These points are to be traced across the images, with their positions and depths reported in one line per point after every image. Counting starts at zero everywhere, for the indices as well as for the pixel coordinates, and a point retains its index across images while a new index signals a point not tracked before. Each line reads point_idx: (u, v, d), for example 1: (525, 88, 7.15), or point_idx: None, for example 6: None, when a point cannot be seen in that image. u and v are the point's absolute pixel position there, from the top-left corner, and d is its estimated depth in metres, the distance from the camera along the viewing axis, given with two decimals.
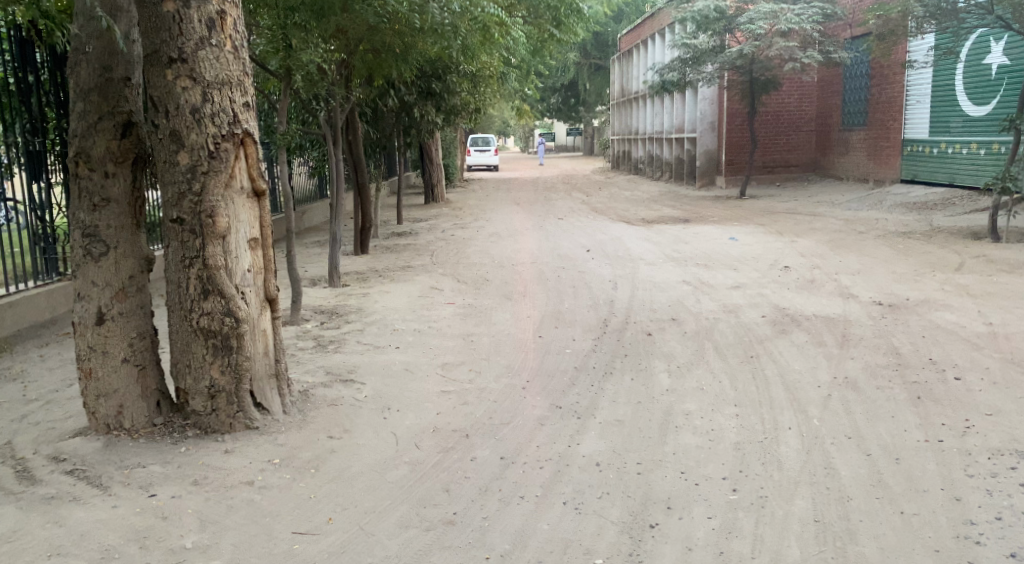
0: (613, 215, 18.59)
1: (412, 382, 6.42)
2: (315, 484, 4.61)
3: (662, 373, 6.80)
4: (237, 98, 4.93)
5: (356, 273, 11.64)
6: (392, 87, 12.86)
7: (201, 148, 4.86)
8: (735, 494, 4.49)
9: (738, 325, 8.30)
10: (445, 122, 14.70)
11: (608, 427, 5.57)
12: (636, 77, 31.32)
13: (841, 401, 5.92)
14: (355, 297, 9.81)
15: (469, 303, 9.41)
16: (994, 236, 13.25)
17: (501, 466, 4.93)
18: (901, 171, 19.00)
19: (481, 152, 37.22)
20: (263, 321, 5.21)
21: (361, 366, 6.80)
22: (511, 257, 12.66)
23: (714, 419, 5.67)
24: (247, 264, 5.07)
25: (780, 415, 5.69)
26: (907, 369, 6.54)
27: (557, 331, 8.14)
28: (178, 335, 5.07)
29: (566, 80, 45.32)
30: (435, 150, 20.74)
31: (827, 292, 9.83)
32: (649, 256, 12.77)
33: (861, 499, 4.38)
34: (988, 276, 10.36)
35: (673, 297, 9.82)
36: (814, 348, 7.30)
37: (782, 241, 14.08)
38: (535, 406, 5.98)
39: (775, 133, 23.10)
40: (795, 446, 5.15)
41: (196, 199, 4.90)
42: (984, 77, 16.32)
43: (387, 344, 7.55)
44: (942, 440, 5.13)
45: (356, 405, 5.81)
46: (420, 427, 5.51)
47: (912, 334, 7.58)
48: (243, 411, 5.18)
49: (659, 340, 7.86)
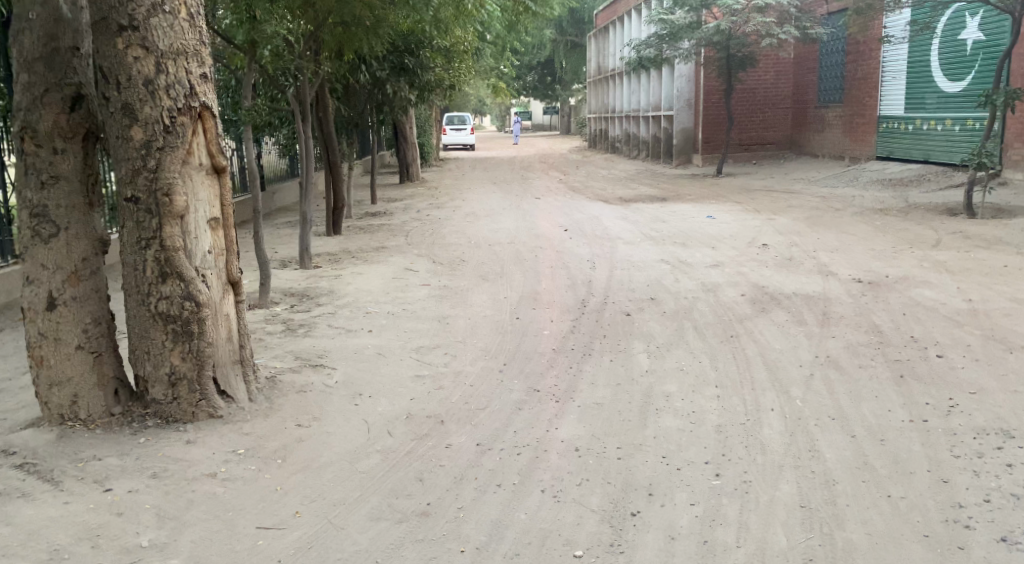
0: (590, 193, 18.43)
1: (385, 366, 6.22)
2: (283, 475, 4.42)
3: (641, 354, 6.65)
4: (193, 69, 4.68)
5: (328, 254, 11.41)
6: (363, 62, 12.57)
7: (156, 123, 4.61)
8: (718, 479, 4.35)
9: (718, 304, 8.18)
10: (419, 99, 14.43)
11: (587, 411, 5.42)
12: (612, 54, 31.09)
13: (824, 381, 5.79)
14: (327, 279, 9.57)
15: (444, 285, 9.20)
16: (969, 212, 13.23)
17: (477, 454, 4.76)
18: (877, 148, 18.97)
19: (458, 130, 36.93)
20: (226, 305, 5.01)
21: (332, 350, 6.59)
22: (487, 237, 12.47)
23: (695, 401, 5.53)
24: (207, 246, 4.85)
25: (761, 396, 5.55)
26: (889, 348, 6.42)
27: (535, 312, 7.98)
28: (136, 321, 4.86)
29: (543, 58, 44.98)
30: (410, 129, 20.45)
31: (806, 270, 9.71)
32: (626, 235, 12.62)
33: (846, 482, 4.24)
34: (966, 253, 10.27)
35: (651, 275, 9.68)
36: (794, 328, 7.17)
37: (759, 219, 13.97)
38: (513, 389, 5.82)
39: (752, 111, 23.00)
40: (777, 428, 5.01)
41: (151, 175, 4.66)
42: (959, 53, 16.25)
43: (359, 327, 7.34)
44: (927, 419, 5.00)
45: (327, 391, 5.61)
46: (392, 413, 5.31)
47: (893, 312, 7.47)
48: (206, 399, 4.98)
49: (638, 320, 7.71)
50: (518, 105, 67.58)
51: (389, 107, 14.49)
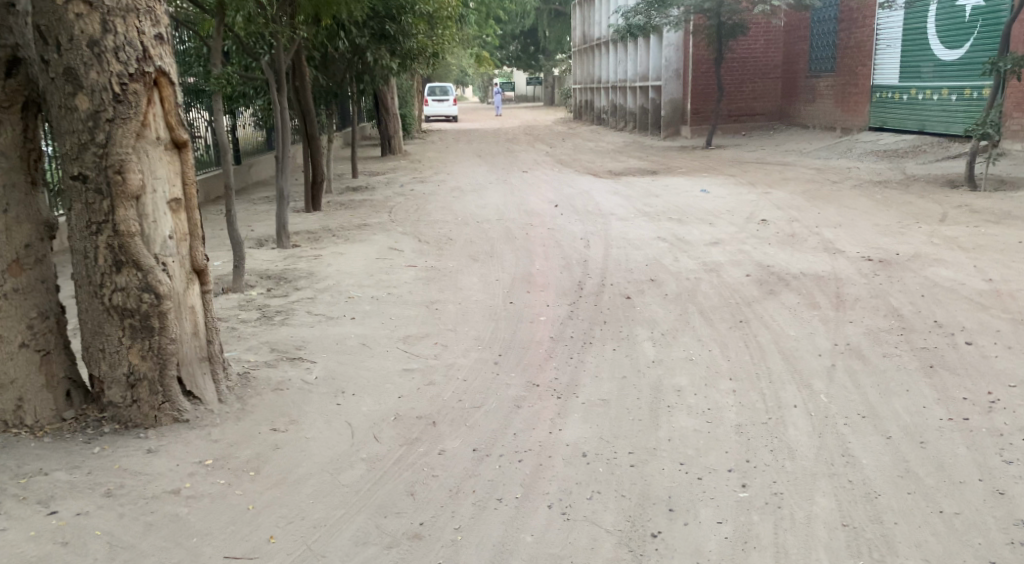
0: (579, 166, 17.92)
1: (369, 359, 5.70)
2: (256, 491, 3.90)
3: (646, 343, 6.16)
4: (146, 29, 4.14)
5: (307, 232, 10.85)
6: (342, 28, 11.97)
7: (104, 90, 4.08)
8: (746, 491, 3.89)
9: (723, 285, 7.70)
10: (401, 68, 13.75)
11: (592, 409, 4.94)
12: (598, 23, 30.43)
13: (848, 372, 5.32)
14: (306, 260, 9.02)
15: (431, 266, 8.66)
16: (971, 184, 12.80)
17: (474, 461, 4.27)
18: (869, 119, 18.51)
19: (440, 102, 36.19)
20: (190, 296, 4.51)
21: (312, 342, 6.05)
22: (474, 213, 11.92)
23: (709, 397, 5.06)
24: (168, 231, 4.35)
25: (782, 391, 5.08)
26: (913, 334, 5.95)
27: (529, 296, 7.47)
28: (89, 315, 4.34)
29: (527, 27, 44.24)
30: (391, 100, 19.77)
31: (811, 248, 9.24)
32: (619, 211, 12.11)
33: (891, 494, 3.80)
34: (976, 228, 9.82)
35: (649, 254, 9.18)
36: (807, 312, 6.70)
37: (755, 193, 13.49)
38: (510, 384, 5.33)
39: (741, 80, 22.46)
40: (804, 429, 4.55)
41: (101, 151, 4.14)
42: (957, 20, 15.75)
43: (340, 314, 6.81)
44: (968, 418, 4.55)
45: (306, 389, 5.09)
46: (378, 414, 4.81)
47: (910, 294, 6.99)
48: (170, 402, 4.46)
49: (639, 304, 7.22)
50: (500, 76, 66.70)
51: (370, 76, 13.85)
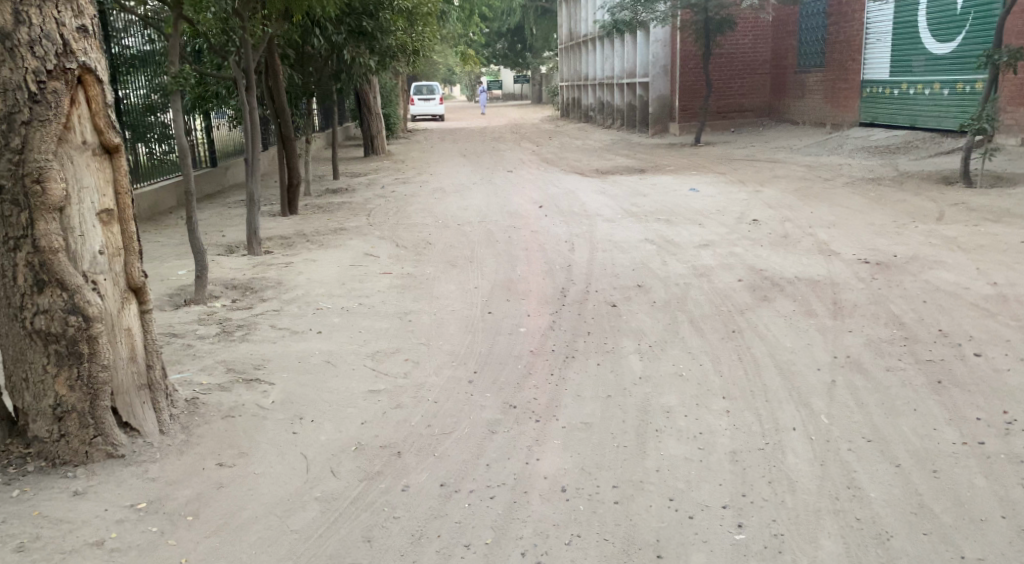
0: (566, 164, 17.52)
1: (332, 379, 5.25)
2: (192, 541, 3.53)
3: (633, 356, 5.74)
4: (67, 20, 3.78)
5: (280, 237, 10.41)
6: (316, 25, 11.51)
7: (19, 89, 3.70)
8: (742, 533, 3.51)
9: (713, 291, 7.29)
10: (380, 66, 13.28)
11: (573, 434, 4.52)
12: (585, 20, 30.03)
13: (849, 389, 4.91)
14: (276, 268, 8.58)
15: (407, 273, 8.24)
16: (967, 180, 12.45)
17: (441, 499, 3.86)
18: (860, 114, 18.16)
19: (426, 100, 35.69)
20: (126, 317, 4.10)
21: (273, 360, 5.61)
22: (454, 215, 11.50)
23: (701, 419, 4.63)
24: (98, 245, 3.95)
25: (779, 412, 4.67)
26: (918, 345, 5.54)
27: (508, 305, 7.05)
28: (9, 341, 3.91)
29: (513, 24, 43.78)
30: (373, 98, 19.30)
31: (805, 250, 8.84)
32: (606, 211, 11.70)
33: (905, 537, 3.43)
34: (974, 227, 9.44)
35: (636, 258, 8.77)
36: (803, 320, 6.29)
37: (746, 192, 13.11)
38: (484, 406, 4.90)
39: (730, 76, 22.10)
40: (805, 456, 4.13)
41: (17, 157, 3.75)
42: (948, 12, 15.40)
43: (307, 328, 6.36)
44: (984, 442, 4.14)
45: (259, 416, 4.64)
46: (337, 444, 4.37)
47: (912, 300, 6.59)
48: (104, 436, 4.01)
49: (625, 312, 6.81)
50: (488, 73, 66.20)
51: (347, 75, 13.26)
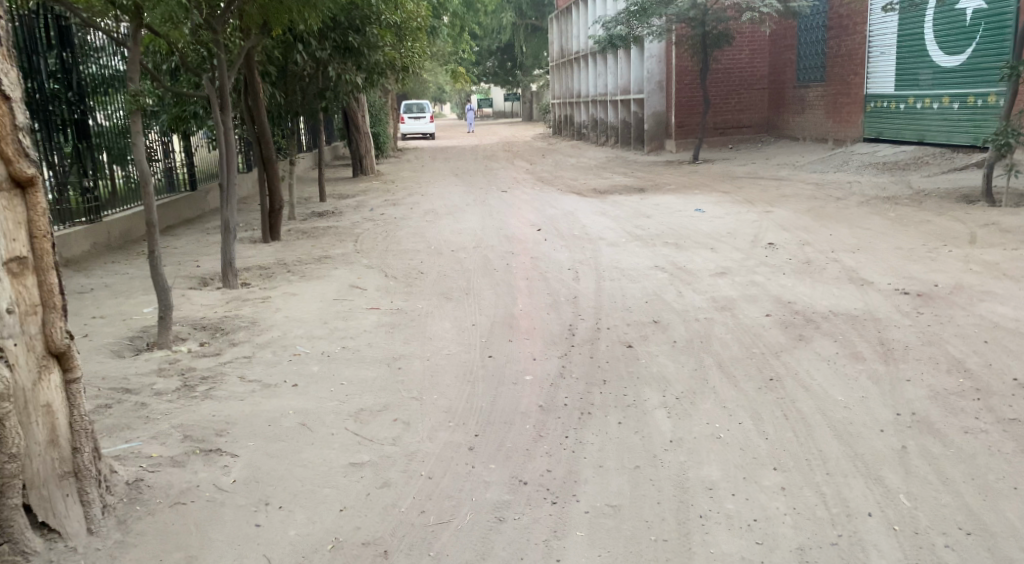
0: (562, 184, 16.74)
1: (307, 449, 4.41)
2: None
3: (659, 412, 4.91)
4: None
5: (258, 267, 9.58)
6: (299, 40, 10.81)
7: None
8: None
9: (740, 328, 6.50)
10: (367, 84, 12.51)
11: (600, 521, 3.72)
12: (576, 36, 29.28)
13: (926, 456, 4.12)
14: (250, 304, 7.74)
15: (396, 308, 7.41)
16: (990, 199, 11.72)
17: None
18: (863, 129, 17.44)
19: (417, 119, 34.82)
20: (45, 390, 3.31)
21: (238, 424, 4.75)
22: (447, 240, 10.70)
23: (753, 499, 3.84)
24: (7, 302, 3.16)
25: (846, 488, 3.88)
26: (993, 398, 4.76)
27: (511, 347, 6.22)
28: None
29: (504, 41, 43.01)
30: (361, 117, 18.44)
31: (833, 278, 8.06)
32: (609, 234, 10.92)
33: None
34: (1013, 251, 8.67)
35: (648, 288, 7.96)
36: (851, 365, 5.50)
37: (756, 212, 12.34)
38: (489, 483, 4.07)
39: (727, 92, 21.40)
40: (893, 557, 3.40)
41: None
42: (958, 23, 14.73)
43: (280, 380, 5.52)
44: None
45: (216, 502, 3.81)
46: (311, 541, 3.58)
47: (970, 339, 5.81)
48: (12, 542, 3.17)
49: (643, 355, 5.99)
50: (478, 90, 65.38)
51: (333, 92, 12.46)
